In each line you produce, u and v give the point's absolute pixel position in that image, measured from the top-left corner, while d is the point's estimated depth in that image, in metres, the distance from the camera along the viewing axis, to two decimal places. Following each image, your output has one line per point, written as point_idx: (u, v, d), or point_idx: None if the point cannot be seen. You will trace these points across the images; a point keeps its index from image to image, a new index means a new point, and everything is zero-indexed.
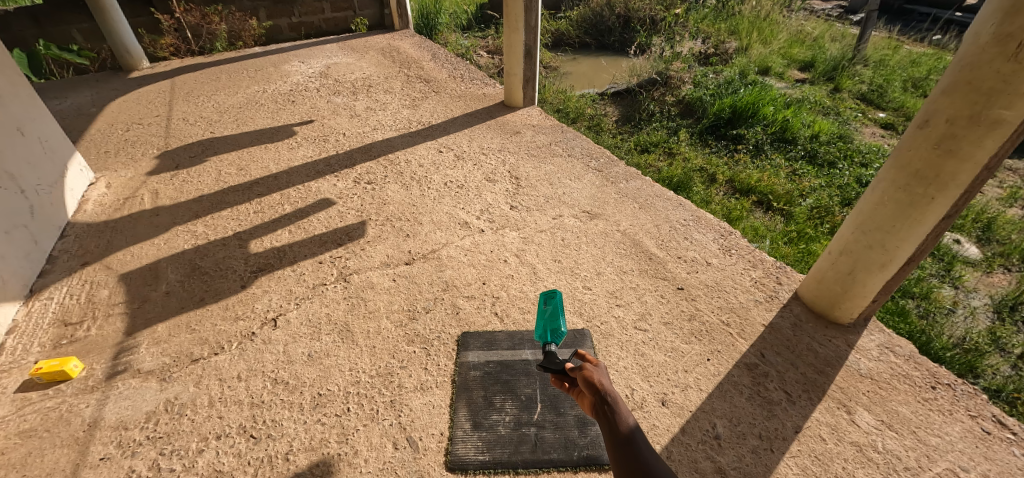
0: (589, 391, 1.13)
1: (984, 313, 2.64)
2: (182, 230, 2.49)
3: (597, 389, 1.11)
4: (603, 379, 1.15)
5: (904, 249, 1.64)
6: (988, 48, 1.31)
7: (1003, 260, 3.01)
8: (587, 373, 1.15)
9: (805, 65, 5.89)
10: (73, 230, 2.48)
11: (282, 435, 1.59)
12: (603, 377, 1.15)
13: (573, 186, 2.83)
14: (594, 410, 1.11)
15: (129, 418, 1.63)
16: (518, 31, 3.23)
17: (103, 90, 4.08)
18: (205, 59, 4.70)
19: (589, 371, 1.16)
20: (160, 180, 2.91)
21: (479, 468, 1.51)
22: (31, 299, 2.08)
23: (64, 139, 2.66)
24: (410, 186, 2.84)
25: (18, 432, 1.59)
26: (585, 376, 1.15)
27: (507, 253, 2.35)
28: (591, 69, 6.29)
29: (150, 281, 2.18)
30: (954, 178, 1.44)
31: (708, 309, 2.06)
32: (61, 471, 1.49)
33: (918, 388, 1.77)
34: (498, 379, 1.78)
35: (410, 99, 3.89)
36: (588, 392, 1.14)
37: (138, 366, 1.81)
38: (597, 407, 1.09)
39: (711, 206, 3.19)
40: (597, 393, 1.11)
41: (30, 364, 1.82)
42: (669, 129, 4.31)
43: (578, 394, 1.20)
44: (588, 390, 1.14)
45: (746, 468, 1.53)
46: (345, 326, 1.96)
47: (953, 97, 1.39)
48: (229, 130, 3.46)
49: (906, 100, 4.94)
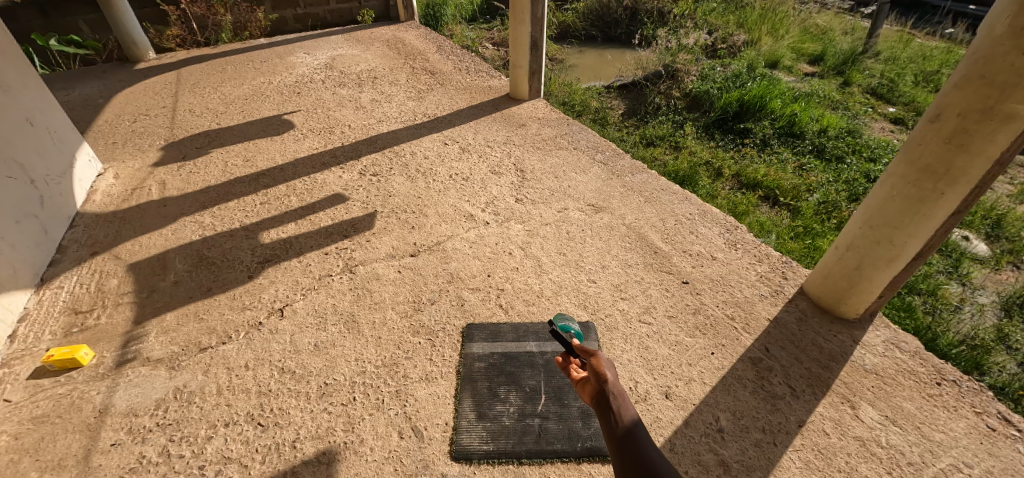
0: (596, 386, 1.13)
1: (992, 311, 2.62)
2: (189, 220, 2.52)
3: (602, 381, 1.12)
4: (610, 372, 1.16)
5: (912, 245, 1.63)
6: (1002, 41, 1.29)
7: (1012, 257, 2.99)
8: (597, 365, 1.17)
9: (815, 59, 5.83)
10: (83, 220, 2.50)
11: (289, 423, 1.61)
12: (612, 373, 1.16)
13: (578, 179, 2.83)
14: (599, 404, 1.11)
15: (139, 405, 1.66)
16: (524, 22, 3.22)
17: (111, 81, 4.09)
18: (211, 50, 4.70)
19: (600, 361, 1.18)
20: (167, 171, 2.93)
21: (482, 458, 1.52)
22: (42, 288, 2.11)
23: (73, 130, 2.67)
24: (415, 179, 2.85)
25: (31, 418, 1.62)
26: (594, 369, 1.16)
27: (512, 245, 2.35)
28: (598, 61, 6.24)
29: (158, 271, 2.20)
30: (965, 173, 1.43)
31: (713, 303, 2.06)
32: (73, 456, 1.52)
33: (924, 384, 1.76)
34: (503, 371, 1.79)
35: (416, 91, 3.89)
36: (594, 382, 1.16)
37: (147, 354, 1.83)
38: (600, 399, 1.10)
39: (717, 200, 3.19)
40: (603, 387, 1.12)
41: (41, 351, 1.85)
42: (676, 122, 4.28)
43: (583, 387, 1.20)
44: (594, 381, 1.15)
45: (748, 461, 1.53)
46: (352, 316, 1.98)
47: (966, 91, 1.38)
48: (235, 122, 3.47)
49: (916, 94, 4.87)
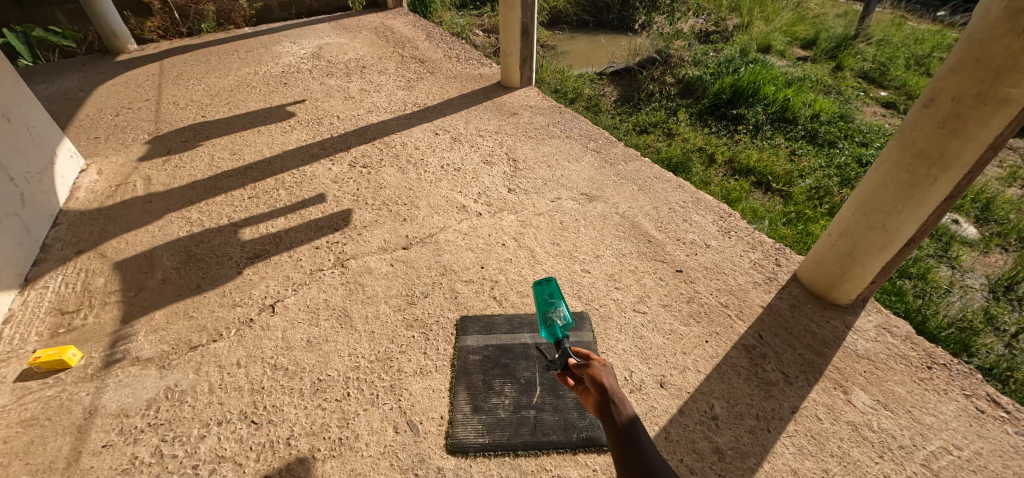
0: (596, 391, 1.13)
1: (980, 293, 2.65)
2: (176, 216, 2.47)
3: (603, 389, 1.11)
4: (610, 379, 1.14)
5: (904, 230, 1.64)
6: (998, 24, 1.27)
7: (1001, 240, 3.01)
8: (596, 373, 1.15)
9: (808, 43, 5.80)
10: (66, 218, 2.45)
11: (283, 420, 1.60)
12: (610, 378, 1.15)
13: (571, 168, 2.80)
14: (600, 409, 1.11)
15: (130, 406, 1.63)
16: (515, 8, 3.15)
17: (91, 74, 3.99)
18: (194, 41, 4.59)
19: (596, 370, 1.16)
20: (152, 166, 2.87)
21: (479, 451, 1.52)
22: (27, 289, 2.07)
23: (53, 126, 2.60)
24: (406, 170, 2.81)
25: (19, 421, 1.60)
26: (592, 376, 1.15)
27: (505, 236, 2.34)
28: (589, 47, 6.17)
29: (146, 268, 2.16)
30: (959, 158, 1.43)
31: (707, 291, 2.06)
32: (63, 459, 1.50)
33: (915, 368, 1.78)
34: (498, 363, 1.78)
35: (405, 80, 3.82)
36: (595, 390, 1.14)
37: (137, 353, 1.80)
38: (601, 406, 1.09)
39: (710, 187, 3.18)
40: (604, 393, 1.11)
41: (28, 353, 1.82)
42: (669, 109, 4.24)
43: (583, 393, 1.20)
44: (594, 388, 1.14)
45: (743, 448, 1.55)
46: (344, 311, 1.96)
47: (961, 75, 1.37)
48: (220, 114, 3.39)
49: (908, 78, 4.86)
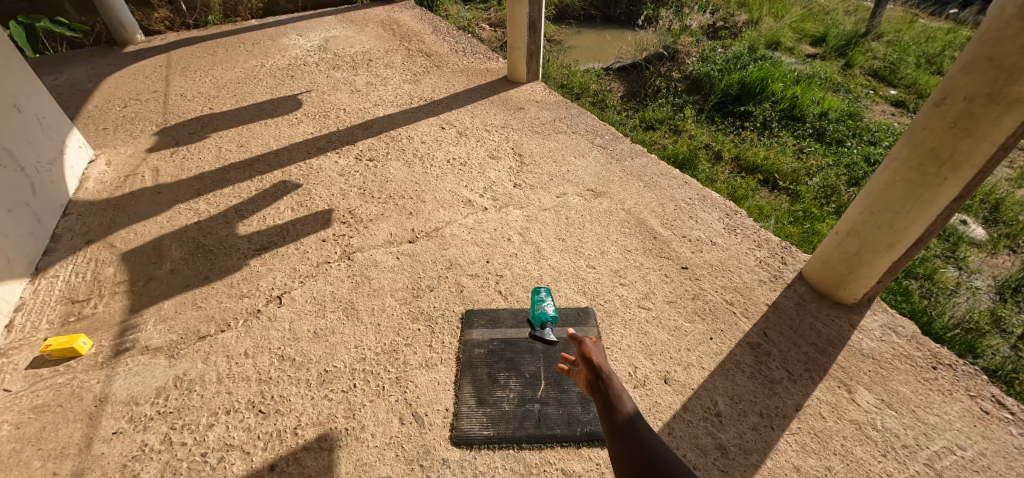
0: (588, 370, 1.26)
1: (986, 294, 2.64)
2: (184, 207, 2.49)
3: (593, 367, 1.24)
4: (599, 358, 1.28)
5: (912, 230, 1.63)
6: (1013, 22, 1.26)
7: (1009, 241, 2.99)
8: (586, 350, 1.30)
9: (817, 40, 5.75)
10: (76, 208, 2.47)
11: (291, 410, 1.62)
12: (600, 357, 1.29)
13: (577, 163, 2.80)
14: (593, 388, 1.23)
15: (139, 394, 1.66)
16: (523, 2, 3.13)
17: (99, 65, 4.00)
18: (201, 33, 4.60)
19: (588, 349, 1.30)
20: (160, 157, 2.89)
21: (483, 443, 1.54)
22: (38, 277, 2.09)
23: (62, 116, 2.62)
24: (413, 163, 2.81)
25: (31, 407, 1.62)
26: (585, 355, 1.29)
27: (511, 231, 2.34)
28: (596, 42, 6.15)
29: (154, 259, 2.18)
30: (969, 158, 1.42)
31: (712, 288, 2.07)
32: (75, 445, 1.52)
33: (920, 368, 1.78)
34: (502, 357, 1.79)
35: (412, 74, 3.82)
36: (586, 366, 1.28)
37: (146, 342, 1.83)
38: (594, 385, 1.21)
39: (716, 184, 3.17)
40: (594, 371, 1.24)
41: (40, 340, 1.84)
42: (676, 105, 4.22)
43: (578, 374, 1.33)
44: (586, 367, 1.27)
45: (746, 444, 1.55)
46: (351, 303, 1.98)
47: (974, 74, 1.36)
48: (228, 106, 3.40)
49: (919, 76, 4.81)
